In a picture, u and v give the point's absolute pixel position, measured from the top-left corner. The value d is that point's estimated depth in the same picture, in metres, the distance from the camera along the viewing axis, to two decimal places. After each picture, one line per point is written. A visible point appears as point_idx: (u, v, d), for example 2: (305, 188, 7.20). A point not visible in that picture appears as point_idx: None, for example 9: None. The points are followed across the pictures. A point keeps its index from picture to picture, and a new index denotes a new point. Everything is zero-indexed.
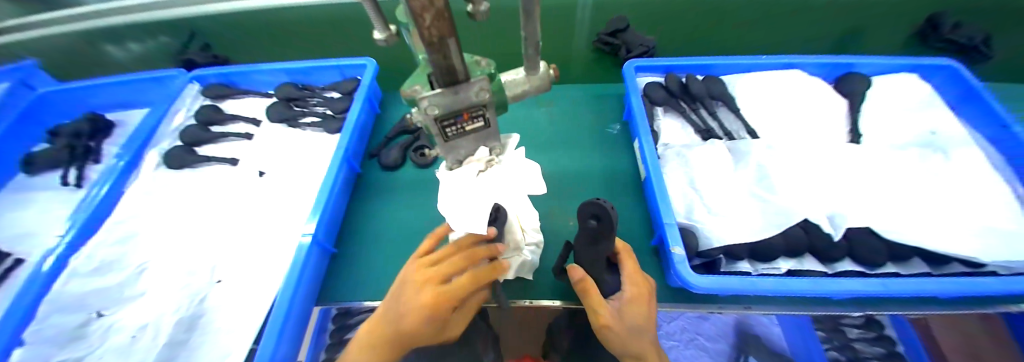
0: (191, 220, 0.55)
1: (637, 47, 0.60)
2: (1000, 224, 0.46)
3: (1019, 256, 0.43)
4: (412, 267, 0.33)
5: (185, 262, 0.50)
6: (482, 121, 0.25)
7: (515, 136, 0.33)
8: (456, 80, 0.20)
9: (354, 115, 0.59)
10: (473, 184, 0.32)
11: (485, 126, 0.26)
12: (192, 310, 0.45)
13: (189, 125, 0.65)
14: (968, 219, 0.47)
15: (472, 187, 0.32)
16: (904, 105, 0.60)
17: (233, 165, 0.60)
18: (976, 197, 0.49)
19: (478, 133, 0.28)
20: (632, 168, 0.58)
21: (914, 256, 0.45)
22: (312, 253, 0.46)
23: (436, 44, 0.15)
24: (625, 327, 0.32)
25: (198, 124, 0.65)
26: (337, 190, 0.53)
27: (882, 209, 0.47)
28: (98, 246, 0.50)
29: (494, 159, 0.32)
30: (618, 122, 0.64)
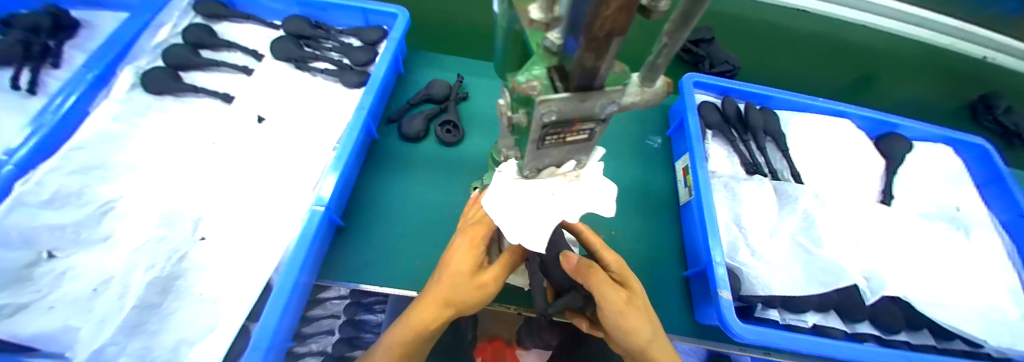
0: (172, 159, 0.47)
1: (721, 63, 0.60)
2: (1005, 309, 0.48)
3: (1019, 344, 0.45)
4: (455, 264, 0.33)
5: (163, 209, 0.43)
6: (588, 134, 0.22)
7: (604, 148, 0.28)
8: (587, 86, 0.17)
9: (382, 73, 0.51)
10: (546, 200, 0.28)
11: (588, 139, 0.23)
12: (169, 269, 0.39)
13: (174, 44, 0.55)
14: (977, 297, 0.48)
15: (540, 201, 0.28)
16: (938, 174, 0.60)
17: (227, 103, 0.52)
18: (986, 278, 0.51)
19: (574, 145, 0.24)
20: (669, 189, 0.55)
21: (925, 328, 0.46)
22: (320, 228, 0.40)
23: (600, 40, 0.13)
24: (627, 305, 0.31)
25: (186, 44, 0.55)
26: (352, 158, 0.47)
27: (910, 280, 0.47)
28: (52, 173, 0.41)
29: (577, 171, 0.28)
30: (660, 135, 0.60)
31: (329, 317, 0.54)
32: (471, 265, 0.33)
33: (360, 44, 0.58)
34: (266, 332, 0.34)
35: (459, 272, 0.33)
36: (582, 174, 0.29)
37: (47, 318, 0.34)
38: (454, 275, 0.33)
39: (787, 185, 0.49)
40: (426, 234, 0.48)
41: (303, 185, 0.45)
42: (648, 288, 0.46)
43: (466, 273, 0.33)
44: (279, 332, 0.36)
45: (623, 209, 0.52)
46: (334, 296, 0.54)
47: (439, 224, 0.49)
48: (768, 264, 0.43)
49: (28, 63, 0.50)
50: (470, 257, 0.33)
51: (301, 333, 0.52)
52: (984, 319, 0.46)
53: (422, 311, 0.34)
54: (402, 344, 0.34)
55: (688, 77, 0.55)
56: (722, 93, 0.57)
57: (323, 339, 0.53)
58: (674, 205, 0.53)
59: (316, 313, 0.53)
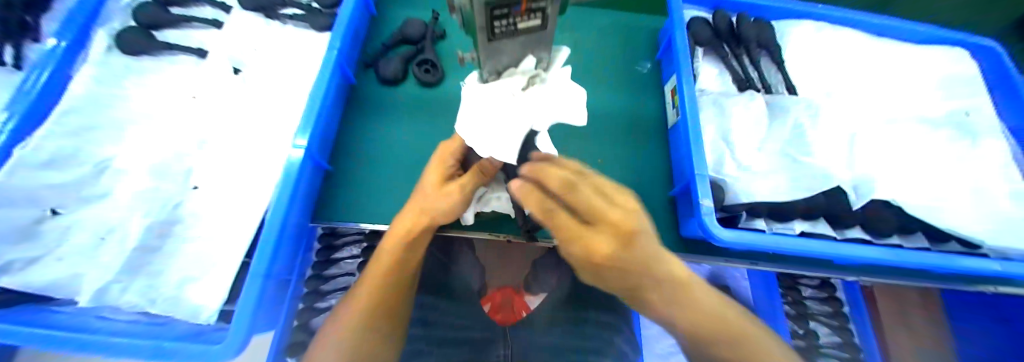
0: (158, 112, 0.47)
1: None
2: (1004, 211, 0.45)
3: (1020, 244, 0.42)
4: (432, 179, 0.35)
5: (154, 158, 0.44)
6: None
7: (565, 49, 0.28)
8: None
9: (349, 10, 0.48)
10: (507, 105, 0.27)
11: None
12: (166, 215, 0.41)
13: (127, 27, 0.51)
14: (960, 181, 0.46)
15: (501, 109, 0.27)
16: (947, 81, 0.54)
17: (202, 58, 0.51)
18: (984, 176, 0.47)
19: None
20: (656, 116, 0.53)
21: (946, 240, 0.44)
22: (305, 166, 0.41)
23: None
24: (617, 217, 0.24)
25: (139, 26, 0.52)
26: (331, 97, 0.46)
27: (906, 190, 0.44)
28: (11, 165, 0.39)
29: (539, 75, 0.27)
30: (649, 61, 0.57)
31: (347, 275, 0.49)
32: (438, 178, 0.35)
33: None
34: (260, 268, 0.34)
35: (430, 186, 0.35)
36: (545, 76, 0.28)
37: (59, 266, 0.36)
38: (425, 189, 0.35)
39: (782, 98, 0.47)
40: (415, 174, 0.48)
41: (280, 134, 0.46)
42: None
43: (436, 185, 0.35)
44: (273, 266, 0.37)
45: (607, 133, 0.51)
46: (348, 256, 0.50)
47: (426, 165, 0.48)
48: (752, 175, 0.43)
49: (7, 39, 0.49)
50: (438, 172, 0.35)
51: (323, 290, 0.48)
52: (977, 220, 0.44)
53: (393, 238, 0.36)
54: (389, 259, 0.35)
55: None
56: (714, 6, 0.54)
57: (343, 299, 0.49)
58: (663, 128, 0.52)
59: (329, 288, 0.48)
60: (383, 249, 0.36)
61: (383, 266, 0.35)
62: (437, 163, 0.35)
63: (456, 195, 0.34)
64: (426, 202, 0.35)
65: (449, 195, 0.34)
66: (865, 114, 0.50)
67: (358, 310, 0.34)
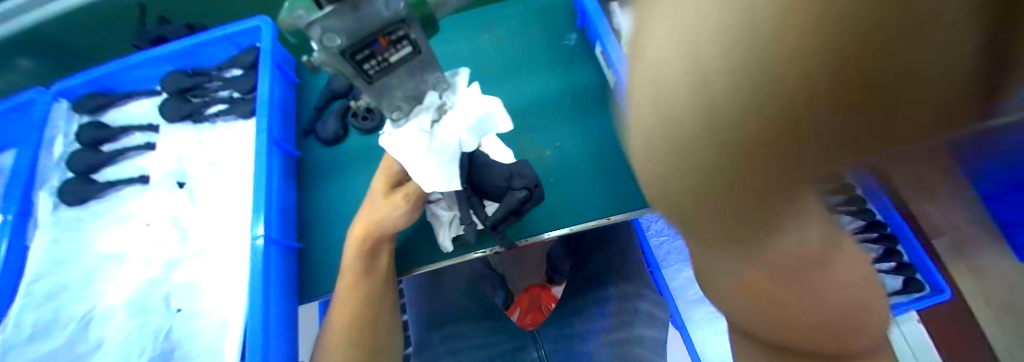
0: (116, 250, 0.46)
1: None
2: None
3: None
4: (378, 192, 0.37)
5: (132, 291, 0.44)
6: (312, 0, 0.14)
7: (464, 72, 0.28)
8: None
9: (266, 88, 0.47)
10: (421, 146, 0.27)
11: None
12: (162, 346, 0.41)
13: (66, 181, 0.49)
14: None
15: (413, 148, 0.28)
16: None
17: (146, 184, 0.50)
18: None
19: None
20: (598, 80, 0.53)
21: None
22: (272, 251, 0.41)
23: None
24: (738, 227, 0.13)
25: (77, 175, 0.49)
26: (277, 179, 0.45)
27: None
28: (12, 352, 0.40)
29: (446, 103, 0.27)
30: (575, 29, 0.57)
31: None
32: (384, 185, 0.37)
33: (242, 72, 0.54)
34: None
35: (380, 194, 0.37)
36: (452, 102, 0.28)
37: None
38: (374, 201, 0.37)
39: None
40: None
41: (244, 231, 0.45)
42: (601, 179, 0.46)
43: (383, 194, 0.36)
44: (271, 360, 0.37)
45: (557, 114, 0.51)
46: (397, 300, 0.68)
47: None
48: None
49: None
50: (382, 180, 0.37)
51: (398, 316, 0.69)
52: None
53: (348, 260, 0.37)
54: (352, 293, 0.36)
55: None
56: None
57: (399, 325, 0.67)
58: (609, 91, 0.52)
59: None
60: (344, 271, 0.37)
61: (351, 284, 0.36)
62: (380, 175, 0.37)
63: (400, 203, 0.36)
64: (377, 212, 0.36)
65: (389, 208, 0.36)
66: None
67: (341, 330, 0.35)
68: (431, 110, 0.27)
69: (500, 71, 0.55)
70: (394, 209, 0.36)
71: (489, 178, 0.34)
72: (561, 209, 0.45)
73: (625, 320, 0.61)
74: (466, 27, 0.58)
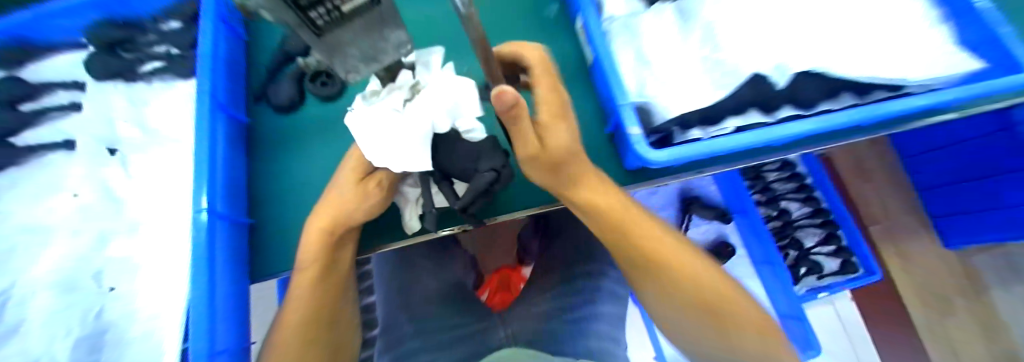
0: (26, 223, 0.40)
1: None
2: None
3: None
4: (345, 174, 0.34)
5: (57, 266, 0.38)
6: None
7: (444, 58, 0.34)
8: None
9: (207, 42, 0.41)
10: (392, 119, 0.29)
11: None
12: (93, 326, 0.36)
13: None
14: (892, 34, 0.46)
15: (380, 124, 0.28)
16: None
17: (72, 150, 0.44)
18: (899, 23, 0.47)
19: None
20: (575, 56, 0.52)
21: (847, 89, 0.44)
22: (215, 224, 0.36)
23: None
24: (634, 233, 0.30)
25: None
26: (224, 147, 0.41)
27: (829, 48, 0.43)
28: None
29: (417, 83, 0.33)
30: (555, 2, 0.55)
31: None
32: (355, 170, 0.34)
33: (182, 25, 0.48)
34: (200, 345, 0.30)
35: (348, 181, 0.34)
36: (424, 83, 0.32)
37: None
38: (341, 185, 0.34)
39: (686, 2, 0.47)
40: None
41: (186, 199, 0.40)
42: None
43: (354, 182, 0.33)
44: (218, 340, 0.33)
45: None
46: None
47: None
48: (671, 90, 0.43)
49: None
50: (353, 163, 0.34)
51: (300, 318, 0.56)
52: None
53: (306, 245, 0.33)
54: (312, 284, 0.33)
55: None
56: None
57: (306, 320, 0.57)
58: (584, 67, 0.51)
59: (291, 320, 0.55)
60: (304, 255, 0.34)
61: (314, 273, 0.33)
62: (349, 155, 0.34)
63: (374, 188, 0.34)
64: (342, 199, 0.33)
65: (363, 191, 0.33)
66: None
67: (299, 317, 0.33)
68: (405, 89, 0.32)
69: None
70: (365, 193, 0.33)
71: (457, 158, 0.32)
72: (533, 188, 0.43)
73: (589, 298, 0.60)
74: None
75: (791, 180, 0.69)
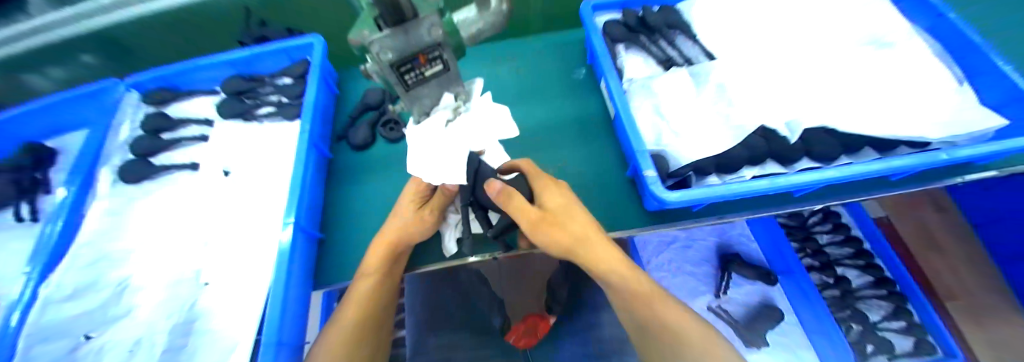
0: (152, 225, 0.51)
1: None
2: (944, 106, 0.47)
3: (973, 127, 0.43)
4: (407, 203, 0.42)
5: (169, 263, 0.47)
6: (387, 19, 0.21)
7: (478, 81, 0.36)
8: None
9: (314, 97, 0.54)
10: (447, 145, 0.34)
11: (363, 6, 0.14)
12: (185, 314, 0.43)
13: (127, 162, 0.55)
14: (912, 98, 0.48)
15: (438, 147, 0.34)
16: (843, 12, 0.59)
17: (197, 169, 0.56)
18: (919, 86, 0.50)
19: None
20: (602, 110, 0.58)
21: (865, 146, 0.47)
22: (298, 236, 0.44)
23: None
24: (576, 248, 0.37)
25: (137, 158, 0.56)
26: (310, 176, 0.50)
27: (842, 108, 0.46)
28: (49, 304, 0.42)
29: (460, 106, 0.34)
30: (583, 66, 0.64)
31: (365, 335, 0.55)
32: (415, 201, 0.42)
33: (292, 82, 0.62)
34: (271, 336, 0.37)
35: (408, 209, 0.42)
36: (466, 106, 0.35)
37: None
38: (403, 211, 0.42)
39: (700, 66, 0.53)
40: None
41: (274, 214, 0.49)
42: (598, 199, 0.49)
43: (412, 209, 0.42)
44: (284, 334, 0.39)
45: (563, 138, 0.56)
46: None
47: None
48: (691, 138, 0.46)
49: (24, 197, 0.53)
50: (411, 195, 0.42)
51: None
52: (924, 120, 0.45)
53: (370, 256, 0.40)
54: (368, 291, 0.39)
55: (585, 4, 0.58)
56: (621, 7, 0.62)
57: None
58: (609, 120, 0.57)
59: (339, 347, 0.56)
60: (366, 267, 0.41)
61: (371, 282, 0.39)
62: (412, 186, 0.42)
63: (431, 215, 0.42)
64: (404, 222, 0.41)
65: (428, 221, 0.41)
66: (785, 58, 0.54)
67: (352, 318, 0.38)
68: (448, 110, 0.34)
69: (512, 97, 0.62)
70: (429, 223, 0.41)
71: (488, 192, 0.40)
72: None
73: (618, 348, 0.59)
74: (486, 60, 0.67)
75: (847, 244, 0.66)
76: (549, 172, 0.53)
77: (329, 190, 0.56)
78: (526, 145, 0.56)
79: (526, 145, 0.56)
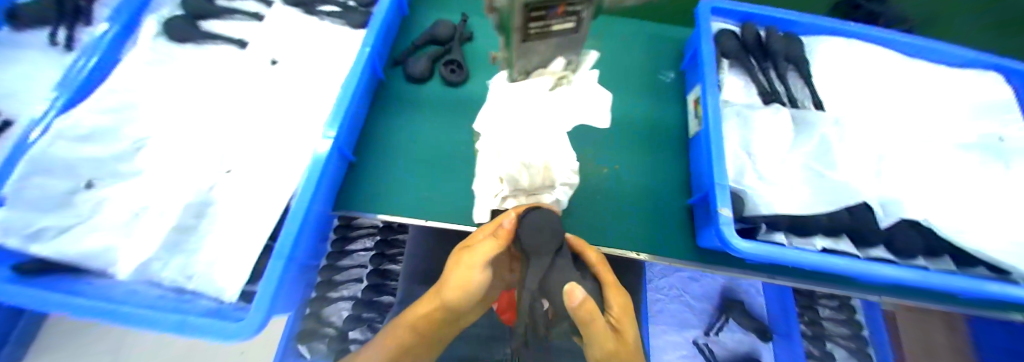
0: (187, 93, 0.47)
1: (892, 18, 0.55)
2: None
3: None
4: None
5: (195, 138, 0.44)
6: None
7: (593, 55, 0.31)
8: None
9: (382, 12, 0.49)
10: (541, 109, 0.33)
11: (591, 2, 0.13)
12: (201, 195, 0.40)
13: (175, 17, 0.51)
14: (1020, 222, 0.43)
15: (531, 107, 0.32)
16: (971, 104, 0.53)
17: (242, 49, 0.52)
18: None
19: None
20: (678, 124, 0.53)
21: (946, 255, 0.41)
22: (333, 154, 0.41)
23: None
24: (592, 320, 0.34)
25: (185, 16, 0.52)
26: (359, 95, 0.46)
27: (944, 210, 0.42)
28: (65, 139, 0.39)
29: (567, 78, 0.30)
30: (673, 70, 0.58)
31: (358, 267, 0.64)
32: None
33: None
34: (284, 249, 0.34)
35: None
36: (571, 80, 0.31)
37: (96, 237, 0.36)
38: None
39: (807, 112, 0.47)
40: (437, 169, 0.49)
41: (312, 122, 0.46)
42: (645, 216, 0.46)
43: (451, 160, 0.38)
44: (296, 251, 0.36)
45: (629, 140, 0.51)
46: (361, 247, 0.64)
47: (446, 162, 0.49)
48: (773, 187, 0.42)
49: (64, 21, 0.48)
50: None
51: (334, 280, 0.61)
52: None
53: None
54: None
55: (706, 3, 0.51)
56: (743, 19, 0.55)
57: (352, 286, 0.64)
58: (682, 137, 0.52)
59: (341, 279, 0.63)
60: None
61: None
62: None
63: None
64: None
65: None
66: (897, 134, 0.49)
67: None
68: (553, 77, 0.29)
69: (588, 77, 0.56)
70: None
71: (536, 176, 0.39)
72: (599, 229, 0.45)
73: None
74: None
75: (846, 324, 0.60)
76: (602, 170, 0.49)
77: (371, 115, 0.52)
78: (589, 134, 0.51)
79: (588, 135, 0.51)
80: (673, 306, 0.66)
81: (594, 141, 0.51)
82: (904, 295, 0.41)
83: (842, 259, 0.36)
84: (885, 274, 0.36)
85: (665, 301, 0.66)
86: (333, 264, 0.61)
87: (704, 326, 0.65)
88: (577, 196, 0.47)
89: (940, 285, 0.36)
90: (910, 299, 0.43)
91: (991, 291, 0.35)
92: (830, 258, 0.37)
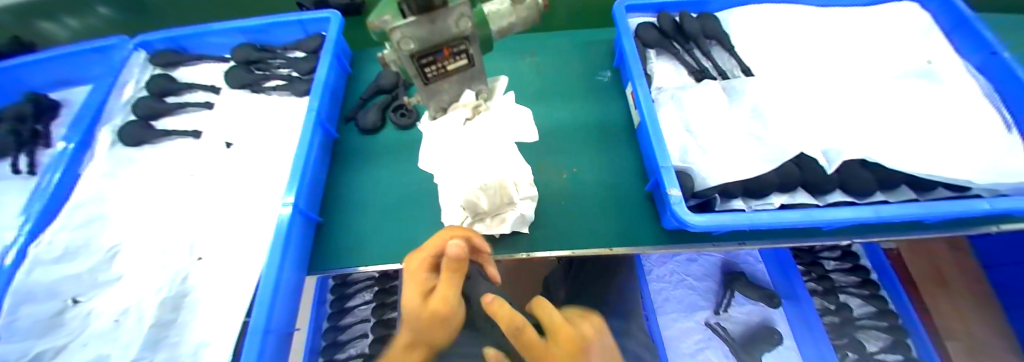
0: (150, 192, 0.48)
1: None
2: (995, 148, 0.43)
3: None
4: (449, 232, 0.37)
5: (162, 234, 0.45)
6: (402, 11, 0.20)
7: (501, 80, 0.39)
8: (431, 9, 0.20)
9: (323, 73, 0.51)
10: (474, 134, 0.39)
11: (430, 35, 0.21)
12: (177, 288, 0.40)
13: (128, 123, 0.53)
14: (961, 136, 0.45)
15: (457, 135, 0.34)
16: (888, 39, 0.56)
17: (197, 138, 0.53)
18: (968, 124, 0.46)
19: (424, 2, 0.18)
20: (623, 117, 0.56)
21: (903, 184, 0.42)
22: (296, 220, 0.42)
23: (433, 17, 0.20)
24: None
25: (138, 120, 0.53)
26: (314, 156, 0.48)
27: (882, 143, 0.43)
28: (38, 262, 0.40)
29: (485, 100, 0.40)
30: (609, 68, 0.61)
31: (360, 321, 0.62)
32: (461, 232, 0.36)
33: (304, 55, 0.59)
34: (259, 322, 0.35)
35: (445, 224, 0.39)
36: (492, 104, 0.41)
37: (85, 351, 0.36)
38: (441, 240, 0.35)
39: (736, 81, 0.50)
40: (404, 211, 0.50)
41: (274, 193, 0.47)
42: (612, 211, 0.47)
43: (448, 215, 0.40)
44: (272, 321, 0.37)
45: (581, 142, 0.53)
46: (360, 302, 0.64)
47: (412, 202, 0.50)
48: (718, 157, 0.44)
49: (23, 149, 0.50)
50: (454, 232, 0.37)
51: (339, 340, 0.60)
52: (975, 161, 0.42)
53: None
54: None
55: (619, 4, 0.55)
56: (658, 10, 0.59)
57: (358, 343, 0.61)
58: (631, 128, 0.54)
59: (345, 338, 0.61)
60: None
61: None
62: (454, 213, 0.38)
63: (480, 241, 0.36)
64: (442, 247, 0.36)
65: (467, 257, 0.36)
66: (826, 81, 0.51)
67: None
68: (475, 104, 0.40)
69: (530, 93, 0.59)
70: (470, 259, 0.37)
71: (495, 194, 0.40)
72: (570, 232, 0.45)
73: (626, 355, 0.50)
74: (508, 53, 0.64)
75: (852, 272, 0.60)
76: (562, 176, 0.50)
77: (334, 173, 0.54)
78: (542, 147, 0.53)
79: (542, 148, 0.53)
80: (678, 291, 0.63)
81: (550, 152, 0.53)
82: (878, 234, 0.41)
83: (794, 211, 0.37)
84: (841, 216, 0.37)
85: (669, 288, 0.63)
86: (336, 323, 0.61)
87: (713, 305, 0.62)
88: (542, 206, 0.47)
89: (899, 215, 0.37)
90: (887, 236, 0.43)
91: (948, 210, 0.36)
92: (783, 214, 0.37)
